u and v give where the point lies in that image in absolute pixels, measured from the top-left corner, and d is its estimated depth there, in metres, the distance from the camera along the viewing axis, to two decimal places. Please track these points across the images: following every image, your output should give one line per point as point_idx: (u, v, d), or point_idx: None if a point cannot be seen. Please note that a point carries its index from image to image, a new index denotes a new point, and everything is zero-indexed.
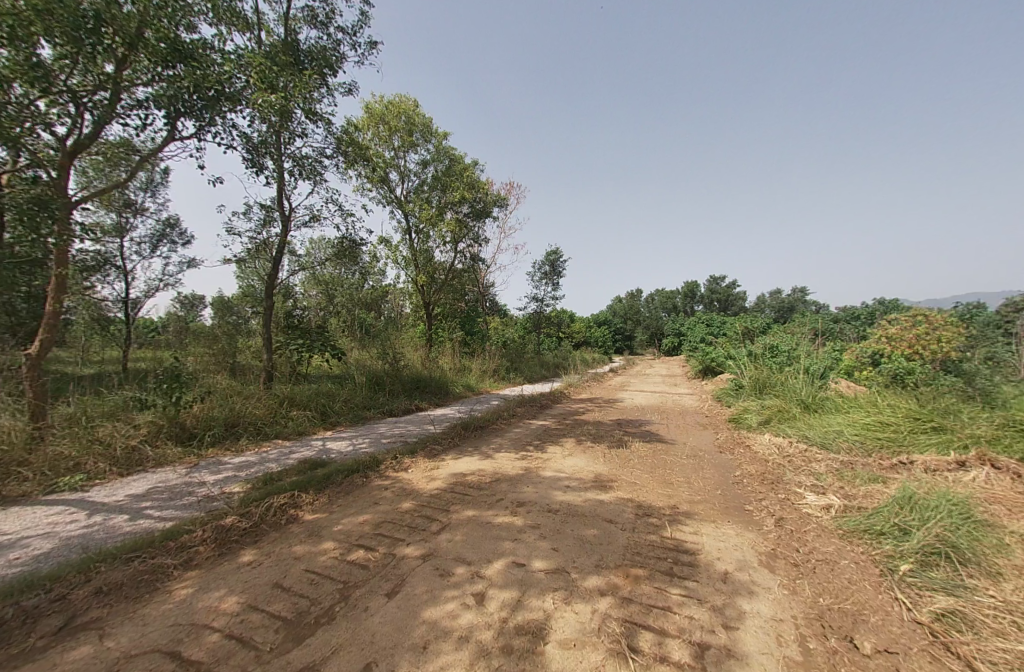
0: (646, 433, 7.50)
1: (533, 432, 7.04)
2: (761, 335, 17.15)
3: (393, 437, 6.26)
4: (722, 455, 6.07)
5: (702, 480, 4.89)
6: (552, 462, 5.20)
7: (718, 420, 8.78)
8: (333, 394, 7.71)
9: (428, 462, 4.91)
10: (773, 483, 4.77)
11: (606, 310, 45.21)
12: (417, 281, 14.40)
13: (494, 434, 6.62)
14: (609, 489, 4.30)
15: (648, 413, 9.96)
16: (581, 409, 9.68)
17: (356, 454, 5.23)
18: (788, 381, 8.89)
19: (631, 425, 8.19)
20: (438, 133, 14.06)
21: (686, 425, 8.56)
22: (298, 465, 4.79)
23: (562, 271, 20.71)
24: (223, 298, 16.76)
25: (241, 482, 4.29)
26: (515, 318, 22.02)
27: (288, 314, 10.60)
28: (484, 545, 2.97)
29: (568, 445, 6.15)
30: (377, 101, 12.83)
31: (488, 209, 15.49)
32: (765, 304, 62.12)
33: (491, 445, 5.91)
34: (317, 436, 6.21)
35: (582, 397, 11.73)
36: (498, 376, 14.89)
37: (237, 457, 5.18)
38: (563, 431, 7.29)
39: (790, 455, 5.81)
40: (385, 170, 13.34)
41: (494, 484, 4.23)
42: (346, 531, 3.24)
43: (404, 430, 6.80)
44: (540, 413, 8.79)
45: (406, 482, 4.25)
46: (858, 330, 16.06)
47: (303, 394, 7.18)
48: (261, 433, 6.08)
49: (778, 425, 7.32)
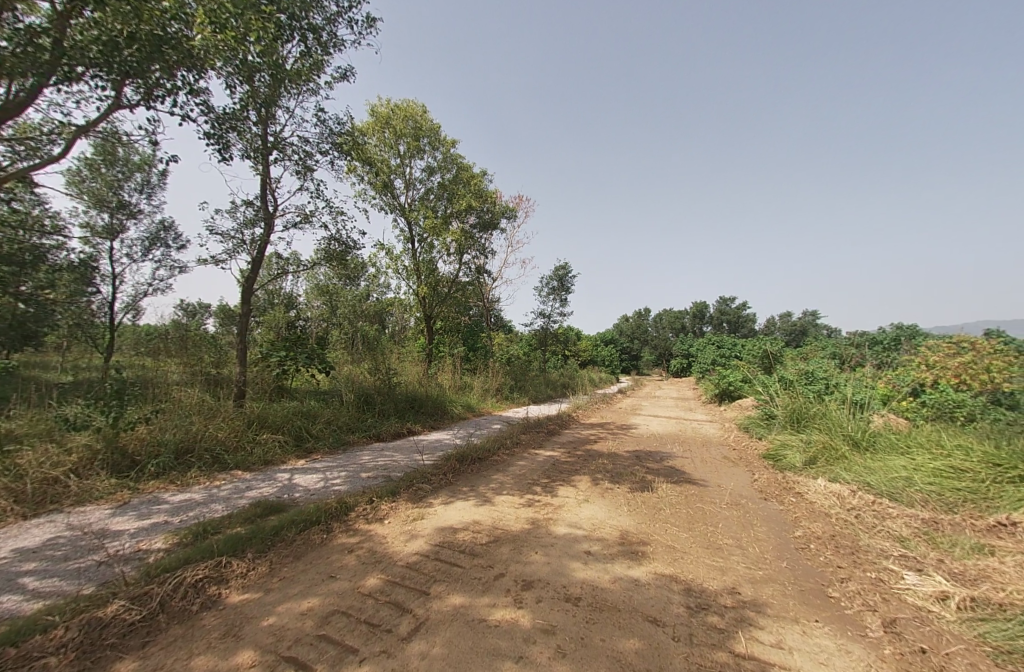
0: (672, 470, 6.44)
1: (539, 466, 6.03)
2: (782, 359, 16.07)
3: (375, 469, 5.28)
4: (769, 504, 5.01)
5: (758, 544, 3.84)
6: (565, 512, 4.18)
7: (750, 456, 7.70)
8: (312, 412, 6.77)
9: (410, 510, 3.93)
10: (851, 552, 3.73)
11: (613, 331, 44.46)
12: (418, 293, 13.59)
13: (495, 469, 5.61)
14: (642, 558, 3.28)
15: (667, 443, 8.88)
16: (594, 437, 8.66)
17: (324, 495, 4.26)
18: (829, 412, 7.81)
19: (652, 459, 7.16)
20: (446, 141, 13.44)
21: (714, 461, 7.49)
22: (249, 509, 3.83)
23: (571, 286, 19.85)
24: (223, 309, 16.09)
25: (167, 536, 3.35)
26: (521, 335, 21.15)
27: (281, 324, 9.77)
28: (474, 668, 1.98)
29: (583, 485, 5.14)
30: (383, 103, 12.22)
31: (496, 220, 14.77)
32: (776, 326, 60.88)
33: (490, 484, 4.92)
34: (286, 467, 5.24)
35: (592, 422, 10.68)
36: (500, 395, 13.90)
37: (179, 496, 4.22)
38: (574, 465, 6.28)
39: (856, 508, 4.75)
40: (389, 177, 12.68)
41: (491, 548, 3.24)
42: (279, 628, 2.27)
43: (390, 460, 5.81)
44: (548, 442, 7.78)
45: (377, 543, 3.28)
46: (886, 354, 14.95)
47: (278, 412, 6.26)
48: (220, 462, 5.11)
49: (826, 466, 6.25)
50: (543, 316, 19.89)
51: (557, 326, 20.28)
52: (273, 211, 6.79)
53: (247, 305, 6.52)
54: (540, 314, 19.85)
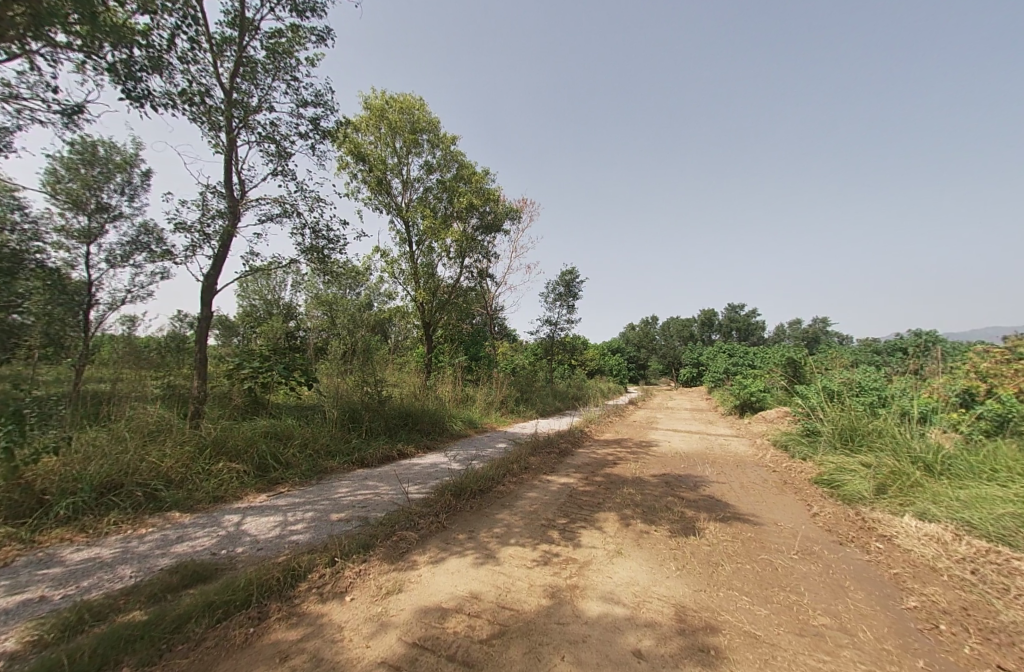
0: (712, 503, 5.34)
1: (554, 499, 4.97)
2: (807, 367, 14.92)
3: (350, 508, 4.24)
4: (851, 556, 3.90)
5: (867, 626, 2.75)
6: (595, 576, 3.11)
7: (798, 482, 6.55)
8: (283, 434, 5.74)
9: (384, 577, 2.87)
10: (1007, 642, 2.63)
11: (621, 341, 43.43)
12: (416, 298, 12.67)
13: (499, 505, 4.54)
14: (719, 664, 2.22)
15: (697, 464, 7.76)
16: (612, 458, 7.58)
17: (274, 552, 3.22)
18: (889, 429, 6.69)
19: (684, 486, 6.06)
20: (445, 137, 12.62)
21: (757, 487, 6.38)
22: (162, 579, 2.79)
23: (578, 292, 18.86)
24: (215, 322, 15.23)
25: (26, 629, 2.32)
26: (526, 344, 20.11)
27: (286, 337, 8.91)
28: None
29: (611, 529, 4.06)
30: (377, 95, 11.39)
31: (499, 222, 13.86)
32: (786, 334, 59.59)
33: (494, 530, 3.86)
34: (239, 506, 4.21)
35: (607, 439, 9.61)
36: (506, 409, 12.83)
37: (82, 554, 3.20)
38: (595, 497, 5.20)
39: (969, 562, 3.63)
40: (385, 174, 11.82)
41: (496, 650, 2.18)
42: None
43: (371, 492, 4.77)
44: (561, 465, 6.72)
45: (327, 642, 2.22)
46: (920, 360, 13.82)
47: (239, 434, 5.22)
48: (155, 502, 4.10)
49: (903, 497, 5.11)
50: (549, 324, 18.89)
51: (564, 335, 19.25)
52: (239, 199, 5.87)
53: (208, 310, 5.54)
54: (545, 322, 18.85)
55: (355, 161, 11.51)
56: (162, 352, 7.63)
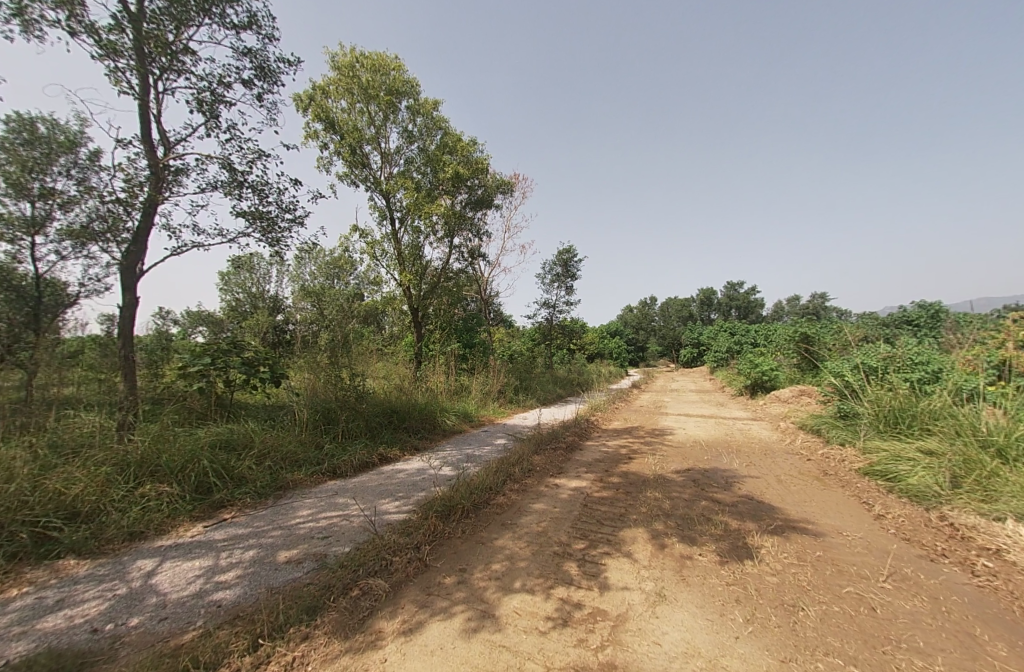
0: (755, 507, 4.43)
1: (567, 511, 4.04)
2: (822, 342, 14.07)
3: (306, 541, 3.28)
4: (957, 582, 3.02)
5: None
6: (637, 644, 2.17)
7: (843, 475, 5.70)
8: (238, 442, 4.80)
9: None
10: None
11: (620, 324, 42.51)
12: (402, 283, 11.58)
13: (499, 526, 3.59)
14: None
15: (722, 454, 6.87)
16: (626, 452, 6.67)
17: (179, 629, 2.26)
18: (946, 410, 5.81)
19: (716, 484, 5.17)
20: (425, 102, 11.38)
21: (798, 484, 5.50)
22: None
23: (575, 271, 17.81)
24: (198, 322, 14.05)
25: None
26: (523, 329, 19.11)
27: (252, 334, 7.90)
28: None
29: (644, 557, 3.12)
30: (347, 53, 10.10)
31: (490, 195, 12.72)
32: (785, 311, 59.05)
33: (491, 568, 2.92)
34: (160, 546, 3.25)
35: (616, 429, 8.70)
36: (504, 398, 11.92)
37: None
38: (615, 505, 4.27)
39: None
40: (361, 144, 10.60)
41: None
42: None
43: (338, 516, 3.80)
44: (570, 464, 5.80)
45: None
46: (941, 330, 12.95)
47: (176, 448, 4.24)
48: (49, 544, 3.15)
49: (984, 494, 4.28)
50: (546, 307, 17.87)
51: (563, 317, 18.22)
52: (163, 158, 4.74)
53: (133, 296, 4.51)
54: (542, 305, 17.84)
55: (327, 130, 10.31)
56: (98, 352, 6.47)
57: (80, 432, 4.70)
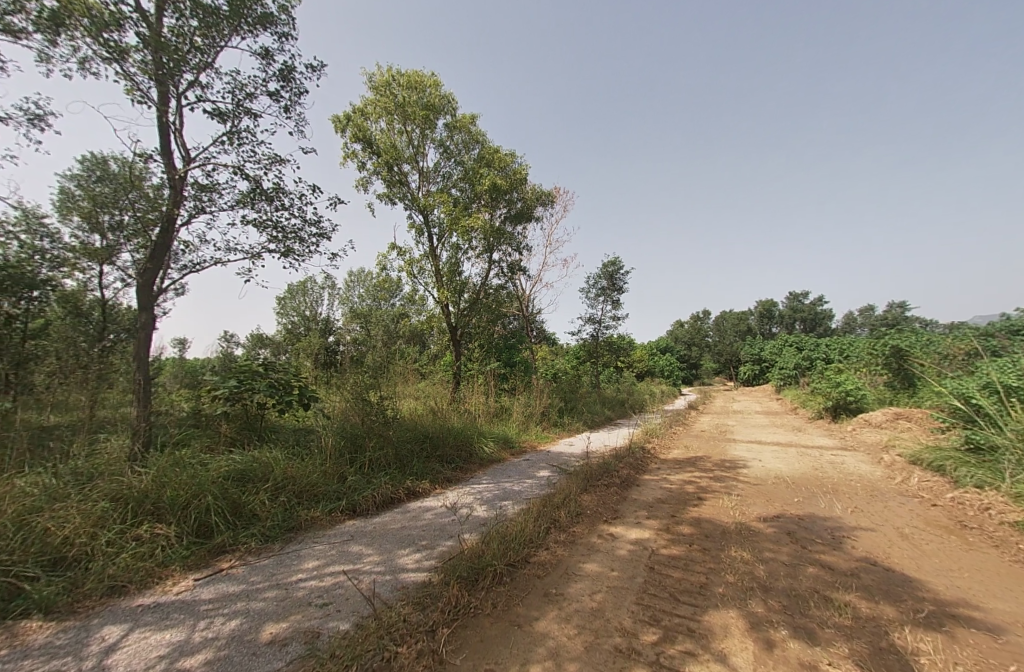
0: (886, 578, 3.27)
1: (628, 578, 3.13)
2: (919, 355, 12.04)
3: (301, 611, 2.65)
4: None
5: None
6: None
7: (996, 530, 4.31)
8: (253, 475, 4.34)
9: None
10: None
11: (671, 341, 40.31)
12: (441, 301, 11.24)
13: (539, 600, 2.77)
14: None
15: (814, 494, 5.61)
16: (693, 490, 5.60)
17: None
18: None
19: (819, 539, 4.04)
20: (462, 117, 11.19)
21: (932, 539, 4.21)
22: None
23: (622, 285, 16.80)
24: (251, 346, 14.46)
25: None
26: (568, 347, 18.23)
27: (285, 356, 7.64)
28: None
29: (746, 666, 2.18)
30: (385, 74, 10.14)
31: (530, 208, 12.25)
32: (860, 322, 53.67)
33: None
34: (138, 607, 2.77)
35: (677, 460, 7.57)
36: (548, 421, 11.07)
37: None
38: (690, 568, 3.31)
39: None
40: (399, 163, 10.51)
41: None
42: None
43: (347, 572, 3.16)
44: (625, 505, 4.86)
45: None
46: None
47: (182, 481, 3.85)
48: (19, 596, 2.76)
49: None
50: (591, 323, 16.94)
51: (610, 333, 17.17)
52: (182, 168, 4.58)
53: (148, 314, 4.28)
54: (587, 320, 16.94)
55: (366, 151, 10.35)
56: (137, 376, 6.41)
57: (104, 457, 4.51)
